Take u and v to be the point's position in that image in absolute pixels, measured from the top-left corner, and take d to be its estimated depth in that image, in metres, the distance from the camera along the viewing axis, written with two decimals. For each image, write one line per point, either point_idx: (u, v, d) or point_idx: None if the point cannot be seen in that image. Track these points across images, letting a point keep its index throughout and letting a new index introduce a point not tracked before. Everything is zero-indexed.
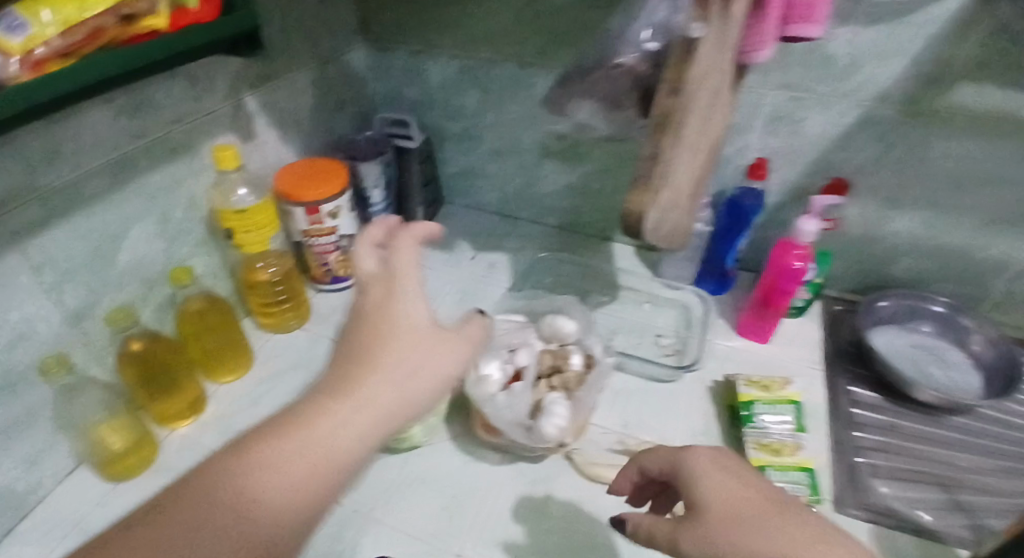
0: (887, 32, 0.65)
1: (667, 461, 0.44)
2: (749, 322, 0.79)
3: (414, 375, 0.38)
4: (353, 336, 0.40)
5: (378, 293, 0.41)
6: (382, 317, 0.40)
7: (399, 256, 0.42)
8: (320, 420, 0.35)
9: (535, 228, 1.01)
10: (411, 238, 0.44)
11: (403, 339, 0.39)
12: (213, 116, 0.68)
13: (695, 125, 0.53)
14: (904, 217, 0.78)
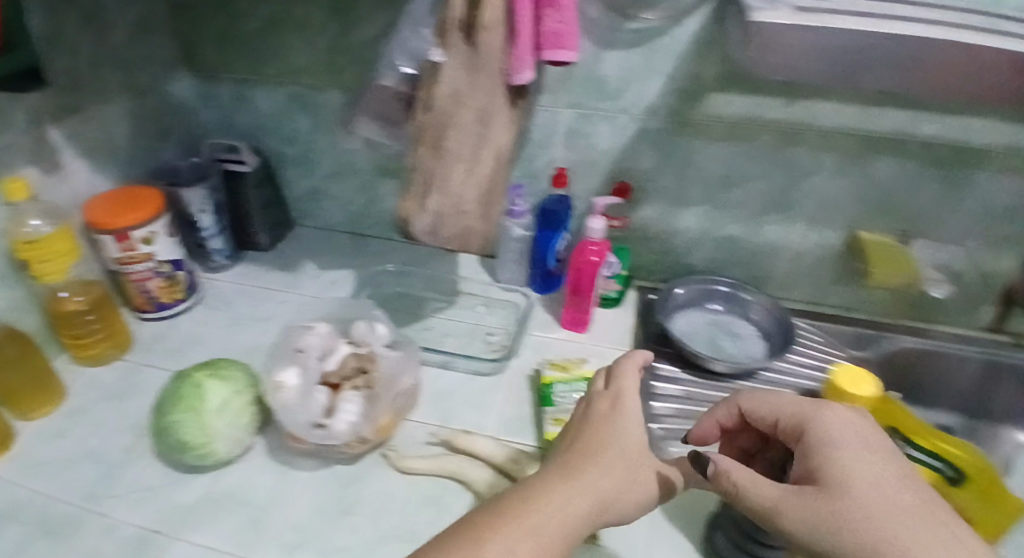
0: (644, 55, 0.75)
1: (803, 421, 0.46)
2: (570, 315, 0.89)
3: (628, 468, 0.49)
4: (571, 452, 0.51)
5: (599, 414, 0.53)
6: (594, 435, 0.51)
7: (625, 381, 0.56)
8: (512, 529, 0.43)
9: (383, 245, 1.05)
10: (634, 365, 0.58)
11: (625, 444, 0.50)
12: (10, 149, 0.68)
13: (460, 139, 0.60)
14: (690, 213, 0.89)
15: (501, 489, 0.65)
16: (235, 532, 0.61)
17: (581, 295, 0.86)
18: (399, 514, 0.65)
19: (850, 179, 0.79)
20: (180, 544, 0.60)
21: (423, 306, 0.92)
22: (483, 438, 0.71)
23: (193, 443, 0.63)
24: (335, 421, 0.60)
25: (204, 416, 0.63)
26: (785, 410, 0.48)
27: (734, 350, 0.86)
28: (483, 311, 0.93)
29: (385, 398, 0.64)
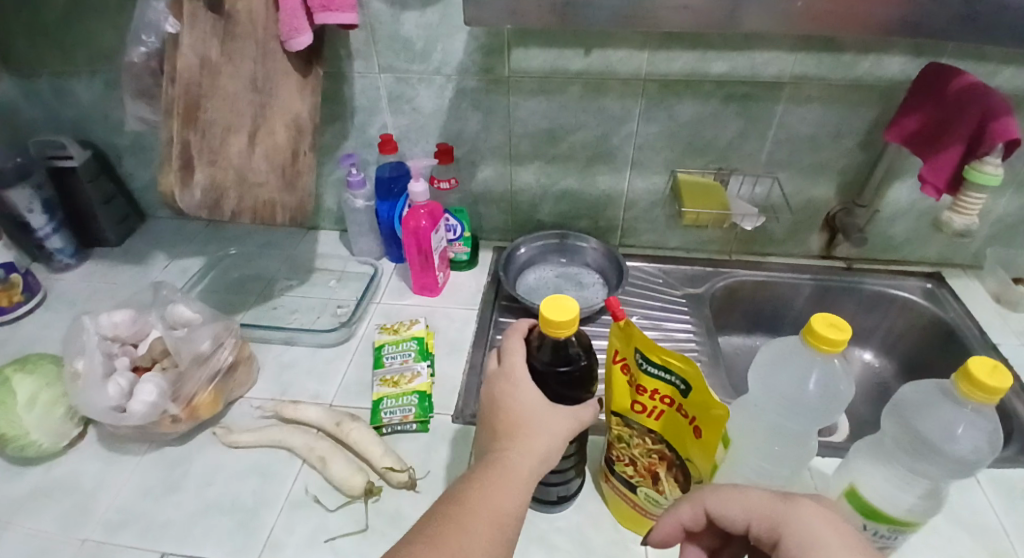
0: (441, 14, 0.76)
1: (767, 520, 0.39)
2: (421, 282, 0.89)
3: (550, 440, 0.47)
4: (489, 439, 0.49)
5: (504, 390, 0.49)
6: (508, 410, 0.48)
7: (512, 354, 0.51)
8: (455, 538, 0.39)
9: (240, 230, 1.03)
10: (520, 332, 0.52)
11: (538, 414, 0.47)
12: None
13: (229, 109, 0.60)
14: (526, 169, 0.91)
15: (322, 451, 0.63)
16: (60, 517, 0.61)
17: (423, 256, 0.86)
18: (227, 481, 0.63)
19: (658, 121, 0.83)
20: (4, 535, 0.60)
21: (273, 287, 0.91)
22: (312, 406, 0.69)
23: (7, 436, 0.61)
24: (132, 404, 0.59)
25: (13, 410, 0.61)
26: (758, 513, 0.39)
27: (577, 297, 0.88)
28: (336, 286, 0.92)
29: (192, 376, 0.63)
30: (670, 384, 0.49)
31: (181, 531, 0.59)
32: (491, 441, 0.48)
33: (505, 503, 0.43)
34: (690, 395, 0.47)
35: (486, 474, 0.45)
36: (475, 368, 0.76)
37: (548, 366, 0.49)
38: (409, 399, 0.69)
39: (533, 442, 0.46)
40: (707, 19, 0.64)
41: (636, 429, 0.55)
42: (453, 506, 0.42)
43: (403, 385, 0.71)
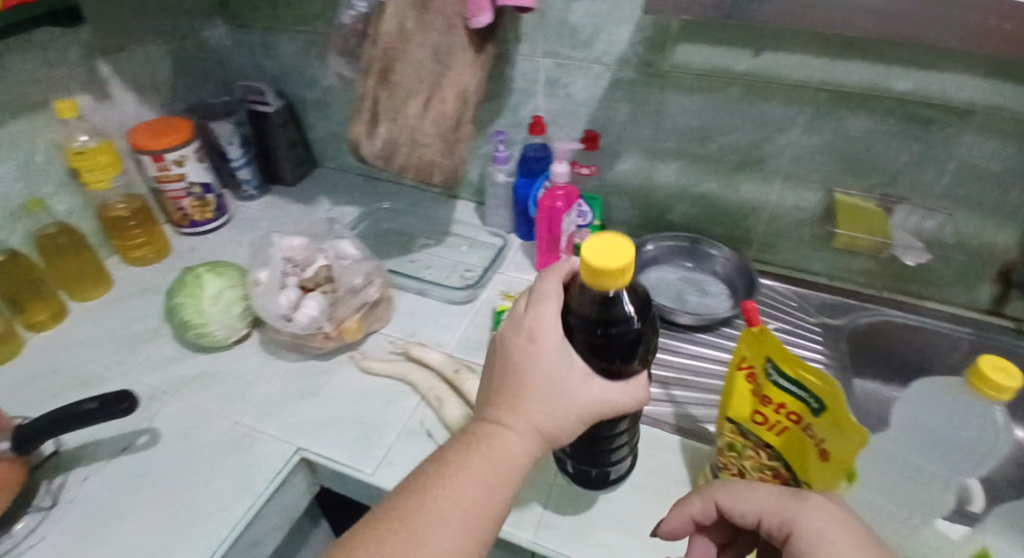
0: (611, 3, 0.78)
1: (765, 511, 0.44)
2: (544, 260, 0.92)
3: (560, 409, 0.46)
4: (497, 389, 0.49)
5: (521, 345, 0.48)
6: (522, 370, 0.47)
7: (540, 305, 0.49)
8: (449, 497, 0.43)
9: (390, 188, 1.13)
10: (556, 281, 0.50)
11: (554, 379, 0.47)
12: (67, 78, 0.82)
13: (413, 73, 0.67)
14: (667, 167, 0.91)
15: (439, 391, 0.70)
16: (222, 398, 0.73)
17: (552, 238, 0.89)
18: (354, 400, 0.72)
19: (820, 134, 0.78)
20: (177, 403, 0.72)
21: (412, 242, 1.00)
22: (434, 351, 0.75)
23: (193, 323, 0.73)
24: (297, 314, 0.69)
25: (202, 301, 0.73)
26: (763, 508, 0.45)
27: (697, 303, 0.87)
28: (467, 250, 0.98)
29: (346, 302, 0.72)
30: (800, 399, 0.47)
31: (312, 433, 0.68)
32: (500, 392, 0.49)
33: (496, 474, 0.44)
34: (822, 416, 0.46)
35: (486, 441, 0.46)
36: None
37: (589, 322, 0.47)
38: None
39: (539, 412, 0.46)
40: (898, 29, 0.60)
41: (752, 441, 0.54)
42: (447, 472, 0.44)
43: None
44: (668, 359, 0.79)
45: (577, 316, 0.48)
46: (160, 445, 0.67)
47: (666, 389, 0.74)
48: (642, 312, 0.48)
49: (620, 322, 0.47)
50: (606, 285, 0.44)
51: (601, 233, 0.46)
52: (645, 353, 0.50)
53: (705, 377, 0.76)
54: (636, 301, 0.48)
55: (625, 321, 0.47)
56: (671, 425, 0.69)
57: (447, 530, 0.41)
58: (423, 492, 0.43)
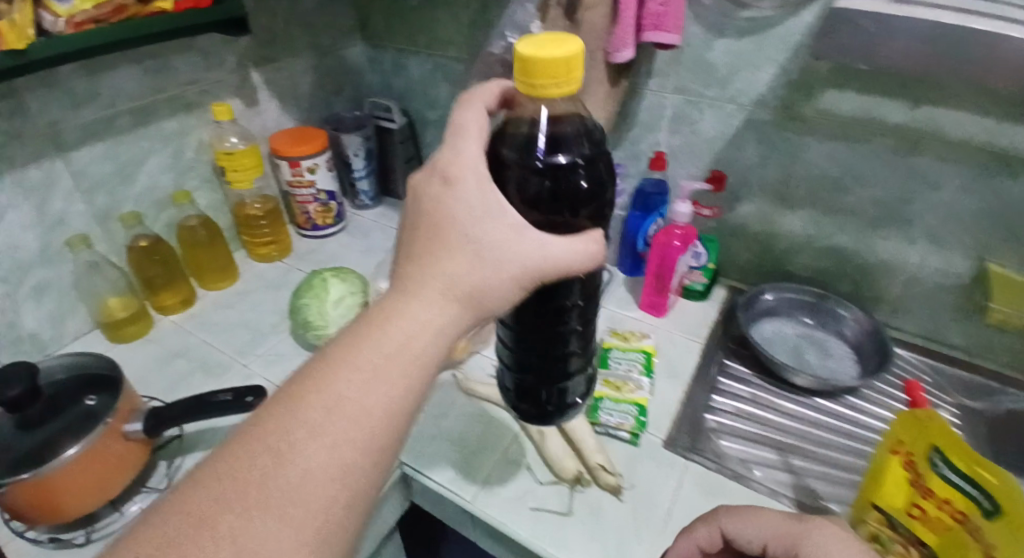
0: (756, 44, 0.76)
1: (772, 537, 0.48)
2: (648, 298, 0.89)
3: (496, 270, 0.40)
4: (410, 240, 0.42)
5: (434, 192, 0.42)
6: (440, 223, 0.41)
7: (465, 143, 0.43)
8: (347, 374, 0.36)
9: None
10: (477, 105, 0.46)
11: (473, 226, 0.40)
12: (223, 84, 0.89)
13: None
14: (793, 215, 0.86)
15: (542, 425, 0.67)
16: None
17: (661, 277, 0.86)
18: (457, 419, 0.71)
19: (982, 195, 0.71)
20: None
21: None
22: None
23: (314, 324, 0.76)
24: None
25: (325, 304, 0.76)
26: (776, 537, 0.48)
27: (819, 365, 0.81)
28: None
29: None
30: (969, 497, 0.42)
31: (417, 449, 0.68)
32: (413, 244, 0.42)
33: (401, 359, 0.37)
34: (995, 519, 0.40)
35: (388, 322, 0.38)
36: (695, 402, 0.74)
37: (524, 155, 0.47)
38: (628, 408, 0.68)
39: (457, 271, 0.40)
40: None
41: (902, 534, 0.49)
42: (334, 367, 0.37)
43: (624, 391, 0.70)
44: (783, 423, 0.73)
45: (513, 155, 0.47)
46: None
47: (782, 457, 0.68)
48: (585, 155, 0.49)
49: (565, 153, 0.47)
50: (547, 91, 0.38)
51: (535, 36, 0.41)
52: (599, 204, 0.51)
53: (825, 449, 0.70)
54: (585, 141, 0.49)
55: (569, 160, 0.48)
56: (791, 499, 0.62)
57: (340, 437, 0.35)
58: (328, 367, 0.37)
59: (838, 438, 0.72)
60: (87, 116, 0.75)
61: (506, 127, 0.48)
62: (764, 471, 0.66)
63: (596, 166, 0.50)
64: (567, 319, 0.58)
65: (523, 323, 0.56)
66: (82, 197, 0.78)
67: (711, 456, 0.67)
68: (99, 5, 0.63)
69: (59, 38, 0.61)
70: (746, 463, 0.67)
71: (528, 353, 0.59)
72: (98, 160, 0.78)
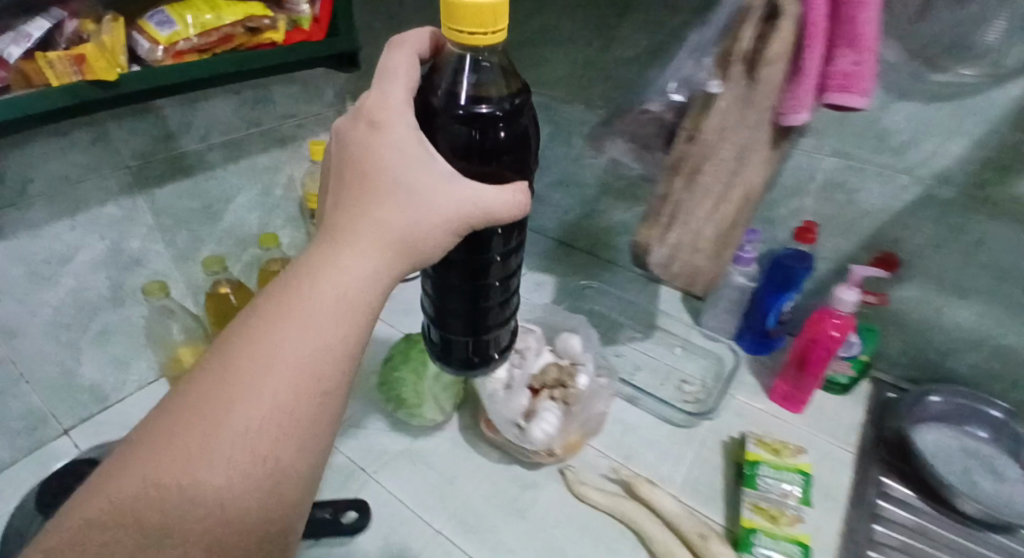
0: (948, 110, 0.63)
1: None
2: (782, 387, 0.77)
3: (426, 213, 0.33)
4: (338, 180, 0.35)
5: (360, 131, 0.35)
6: (368, 165, 0.34)
7: (394, 84, 0.37)
8: (275, 328, 0.28)
9: (587, 260, 1.03)
10: (400, 48, 0.39)
11: (408, 167, 0.33)
12: (318, 117, 0.82)
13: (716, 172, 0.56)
14: (965, 308, 0.72)
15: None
16: (421, 493, 0.64)
17: (805, 369, 0.74)
18: (568, 533, 0.61)
19: None
20: (378, 488, 0.65)
21: (616, 331, 0.88)
22: (669, 495, 0.62)
23: (408, 401, 0.66)
24: (533, 427, 0.58)
25: (422, 380, 0.66)
26: None
27: (998, 495, 0.68)
28: (682, 355, 0.83)
29: (582, 419, 0.61)
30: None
31: None
32: (340, 186, 0.34)
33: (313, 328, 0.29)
34: None
35: (296, 284, 0.30)
36: (855, 533, 0.63)
37: (450, 97, 0.39)
38: (790, 548, 0.56)
39: (392, 221, 0.32)
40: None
41: None
42: (253, 328, 0.29)
43: (781, 524, 0.58)
44: None
45: (438, 96, 0.39)
46: (357, 538, 0.60)
47: None
48: (513, 108, 0.40)
49: (493, 103, 0.39)
50: (473, 40, 0.33)
51: None
52: (525, 160, 0.42)
53: None
54: (511, 89, 0.40)
55: (495, 107, 0.39)
56: None
57: (236, 437, 0.27)
58: (251, 327, 0.29)
59: None
60: (179, 149, 0.67)
61: (437, 65, 0.40)
62: None
63: (519, 118, 0.40)
64: (489, 291, 0.49)
65: (453, 265, 0.47)
66: (164, 237, 0.70)
67: None
68: (205, 33, 0.55)
69: (162, 69, 0.52)
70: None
71: (461, 308, 0.50)
72: (187, 197, 0.70)
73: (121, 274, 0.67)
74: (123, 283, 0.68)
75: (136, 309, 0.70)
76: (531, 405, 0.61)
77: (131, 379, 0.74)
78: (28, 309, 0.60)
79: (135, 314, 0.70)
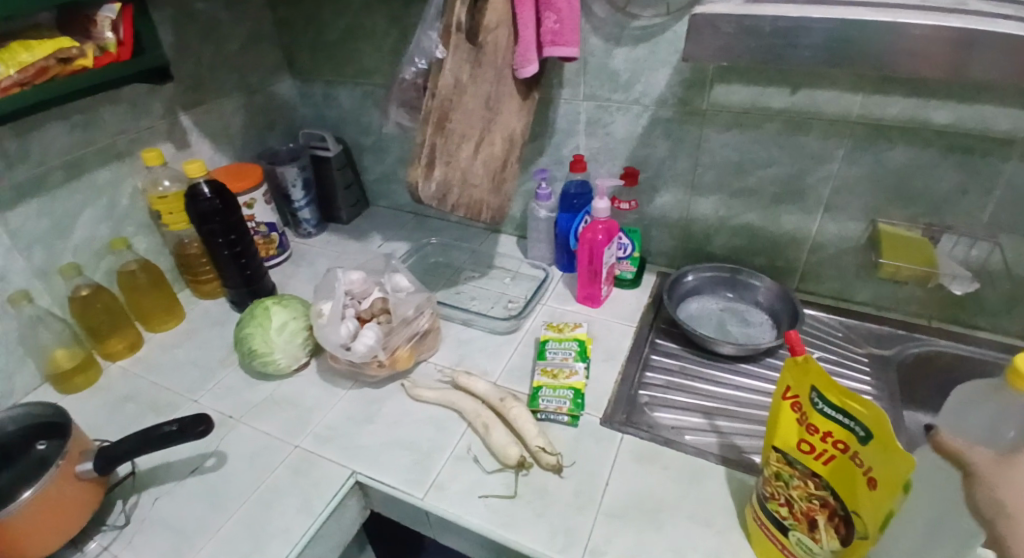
0: (650, 49, 0.83)
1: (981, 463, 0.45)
2: (583, 291, 0.94)
3: None
4: None
5: None
6: None
7: None
8: None
9: (440, 223, 1.19)
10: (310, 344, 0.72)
11: None
12: (152, 131, 0.93)
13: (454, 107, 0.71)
14: (706, 201, 0.93)
15: (487, 418, 0.72)
16: (283, 425, 0.76)
17: (593, 269, 0.91)
18: (409, 426, 0.75)
19: (864, 166, 0.81)
20: (246, 426, 0.76)
21: (459, 275, 1.05)
22: (483, 380, 0.77)
23: (260, 352, 0.79)
24: (356, 343, 0.74)
25: (268, 332, 0.79)
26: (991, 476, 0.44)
27: (740, 333, 0.87)
28: (510, 282, 1.02)
29: (397, 330, 0.77)
30: (847, 428, 0.48)
31: (369, 457, 0.71)
32: None
33: None
34: (869, 443, 0.46)
35: None
36: (630, 380, 0.80)
37: (194, 198, 0.85)
38: (565, 393, 0.74)
39: None
40: (959, 64, 0.58)
41: (799, 469, 0.54)
42: None
43: (561, 378, 0.76)
44: (708, 390, 0.79)
45: (195, 197, 0.85)
46: (227, 467, 0.71)
47: (709, 420, 0.75)
48: (228, 192, 0.88)
49: (209, 188, 0.86)
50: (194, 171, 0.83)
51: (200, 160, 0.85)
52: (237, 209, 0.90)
53: (751, 409, 0.76)
54: (217, 184, 0.87)
55: (200, 190, 0.85)
56: (717, 456, 0.69)
57: None
58: None
59: (765, 396, 0.78)
60: (20, 177, 0.78)
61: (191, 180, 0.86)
62: (694, 435, 0.73)
63: (228, 192, 0.89)
64: (253, 267, 0.93)
65: (229, 270, 0.91)
66: (21, 256, 0.82)
67: (642, 426, 0.73)
68: (23, 69, 0.68)
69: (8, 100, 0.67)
70: (678, 430, 0.73)
71: (229, 285, 0.93)
72: (35, 218, 0.81)
73: None
74: None
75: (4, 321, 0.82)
76: (356, 329, 0.76)
77: (15, 387, 0.85)
78: None
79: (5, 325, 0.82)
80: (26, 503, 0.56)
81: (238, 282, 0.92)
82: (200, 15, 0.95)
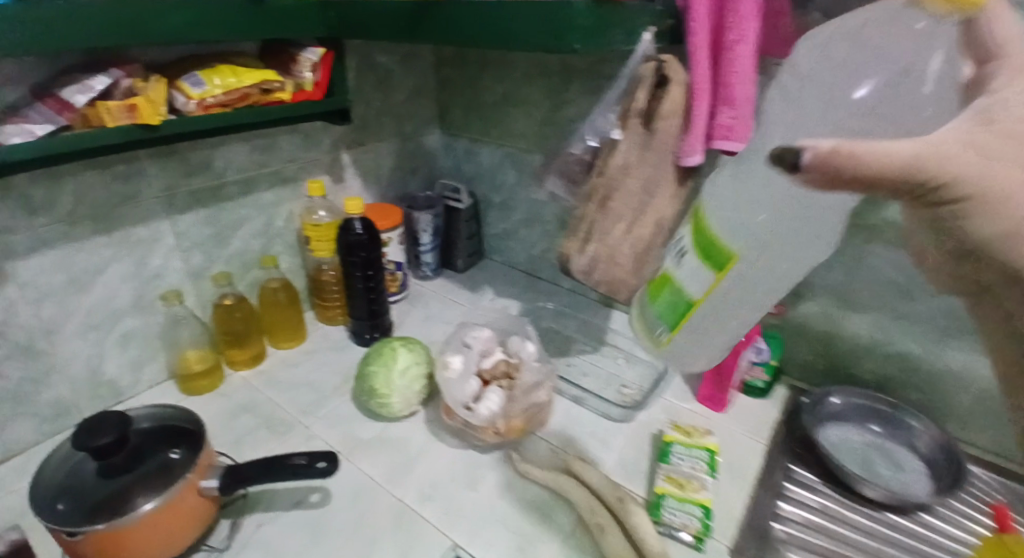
0: None
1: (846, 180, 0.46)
2: (707, 391, 0.88)
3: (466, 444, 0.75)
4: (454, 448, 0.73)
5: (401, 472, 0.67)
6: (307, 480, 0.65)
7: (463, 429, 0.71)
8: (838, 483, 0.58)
9: (552, 287, 1.18)
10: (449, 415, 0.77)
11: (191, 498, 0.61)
12: (316, 162, 0.99)
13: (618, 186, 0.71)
14: (855, 319, 0.86)
15: (603, 519, 0.66)
16: (387, 470, 0.74)
17: (724, 369, 0.85)
18: (515, 501, 0.71)
19: None
20: (351, 467, 0.75)
21: (571, 345, 1.02)
22: (598, 471, 0.72)
23: (379, 393, 0.78)
24: (480, 405, 0.72)
25: (391, 374, 0.79)
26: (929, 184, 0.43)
27: (891, 479, 0.77)
28: (624, 364, 0.98)
29: (521, 398, 0.74)
30: None
31: (473, 527, 0.67)
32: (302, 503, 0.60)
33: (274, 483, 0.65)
34: None
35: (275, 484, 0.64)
36: (760, 509, 0.72)
37: (347, 232, 0.89)
38: (694, 509, 0.66)
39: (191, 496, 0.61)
40: None
41: None
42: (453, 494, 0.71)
43: (688, 491, 0.68)
44: (855, 540, 0.69)
45: (349, 231, 0.89)
46: (330, 506, 0.69)
47: None
48: (375, 231, 0.92)
49: (361, 225, 0.89)
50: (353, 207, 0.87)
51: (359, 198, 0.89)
52: (379, 247, 0.92)
53: None
54: (369, 222, 0.91)
55: (353, 226, 0.89)
56: None
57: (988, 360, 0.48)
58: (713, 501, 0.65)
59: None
60: (199, 185, 0.85)
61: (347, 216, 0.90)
62: None
63: (375, 230, 0.92)
64: (378, 303, 0.94)
65: (358, 303, 0.94)
66: (181, 257, 0.87)
67: None
68: (228, 92, 0.75)
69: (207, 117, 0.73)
70: None
71: (355, 317, 0.95)
72: (200, 224, 0.87)
73: (143, 286, 0.84)
74: (144, 293, 0.85)
75: (152, 315, 0.87)
76: (480, 390, 0.75)
77: (144, 378, 0.89)
78: (66, 309, 0.77)
79: (152, 318, 0.87)
80: (146, 514, 0.56)
81: (363, 315, 0.94)
82: (379, 67, 1.03)
